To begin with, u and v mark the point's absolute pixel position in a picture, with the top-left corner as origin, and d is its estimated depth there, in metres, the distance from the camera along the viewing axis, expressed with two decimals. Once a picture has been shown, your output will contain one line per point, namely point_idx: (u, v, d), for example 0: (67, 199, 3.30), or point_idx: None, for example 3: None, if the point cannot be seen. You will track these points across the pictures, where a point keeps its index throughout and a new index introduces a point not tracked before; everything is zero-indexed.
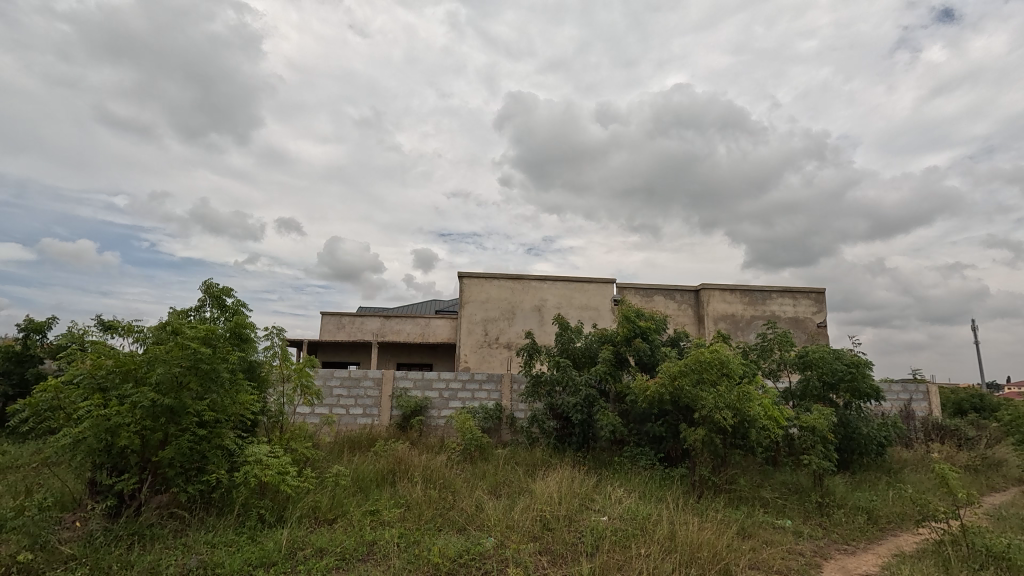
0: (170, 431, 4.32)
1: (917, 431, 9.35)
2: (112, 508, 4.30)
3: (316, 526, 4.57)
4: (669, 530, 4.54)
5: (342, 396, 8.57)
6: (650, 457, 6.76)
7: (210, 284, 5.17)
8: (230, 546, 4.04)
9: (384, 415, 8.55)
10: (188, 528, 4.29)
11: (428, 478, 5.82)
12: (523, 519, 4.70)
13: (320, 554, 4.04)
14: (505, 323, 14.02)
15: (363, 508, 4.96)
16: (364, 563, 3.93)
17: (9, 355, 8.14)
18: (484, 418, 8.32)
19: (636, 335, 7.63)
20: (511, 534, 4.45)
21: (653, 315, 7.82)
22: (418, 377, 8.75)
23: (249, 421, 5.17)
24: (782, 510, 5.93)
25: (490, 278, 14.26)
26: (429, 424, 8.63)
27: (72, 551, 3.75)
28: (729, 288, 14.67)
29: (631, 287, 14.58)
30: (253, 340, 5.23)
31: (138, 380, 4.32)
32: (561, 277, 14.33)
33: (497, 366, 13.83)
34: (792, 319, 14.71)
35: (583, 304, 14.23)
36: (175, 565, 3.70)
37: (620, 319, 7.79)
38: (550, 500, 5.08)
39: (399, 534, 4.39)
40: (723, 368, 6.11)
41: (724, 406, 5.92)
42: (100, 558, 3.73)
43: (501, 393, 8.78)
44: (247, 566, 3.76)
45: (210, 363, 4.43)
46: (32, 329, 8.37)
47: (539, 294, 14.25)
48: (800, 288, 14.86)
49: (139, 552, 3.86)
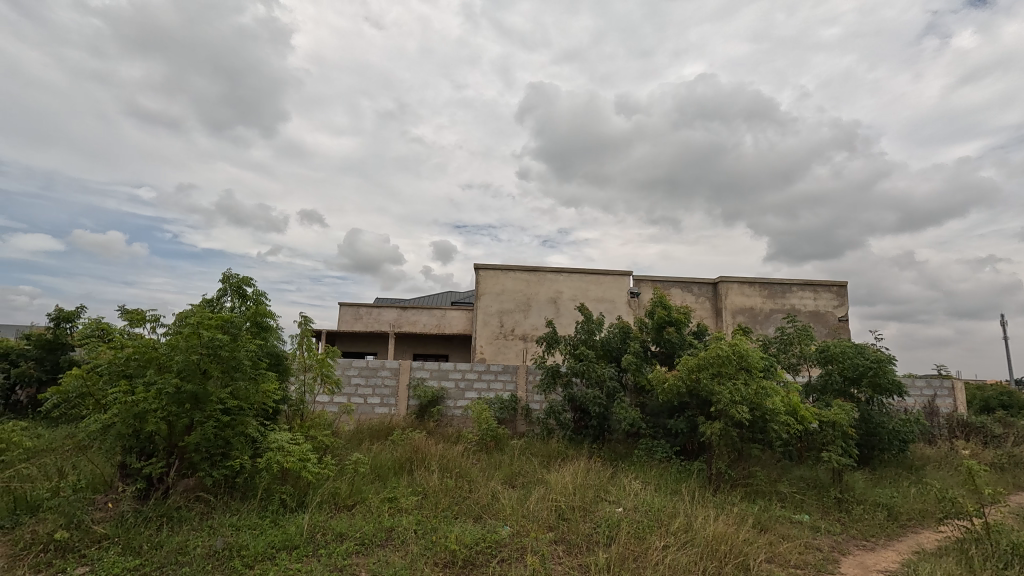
0: (195, 417, 4.42)
1: (941, 428, 9.17)
2: (142, 491, 4.44)
3: (336, 512, 4.67)
4: (686, 523, 4.54)
5: (360, 385, 8.69)
6: (666, 450, 6.74)
7: (231, 273, 5.28)
8: (254, 529, 4.15)
9: (401, 405, 8.66)
10: (213, 512, 4.42)
11: (444, 467, 5.89)
12: (538, 508, 4.75)
13: (340, 539, 4.13)
14: (521, 315, 14.05)
15: (382, 494, 5.06)
16: (383, 549, 4.01)
17: (41, 343, 8.42)
18: (500, 408, 8.39)
19: (668, 324, 7.57)
20: (527, 523, 4.50)
21: (686, 307, 7.75)
22: (435, 368, 8.84)
23: (271, 409, 5.28)
24: (800, 505, 5.88)
25: (506, 270, 14.28)
26: (447, 414, 8.72)
27: (105, 531, 3.90)
28: (747, 281, 14.50)
29: (647, 279, 14.50)
30: (273, 329, 5.33)
31: (162, 368, 4.43)
32: (576, 270, 14.29)
33: (512, 357, 13.88)
34: (813, 313, 14.47)
35: (598, 296, 14.19)
36: (201, 547, 3.82)
37: (652, 310, 7.73)
38: (565, 490, 5.12)
39: (417, 521, 4.48)
40: (742, 362, 6.05)
41: (739, 401, 5.86)
42: (131, 538, 3.87)
43: (517, 384, 8.84)
44: (271, 548, 3.87)
45: (231, 351, 4.53)
46: (63, 318, 8.64)
47: (554, 286, 14.23)
48: (821, 282, 14.60)
49: (167, 533, 3.99)
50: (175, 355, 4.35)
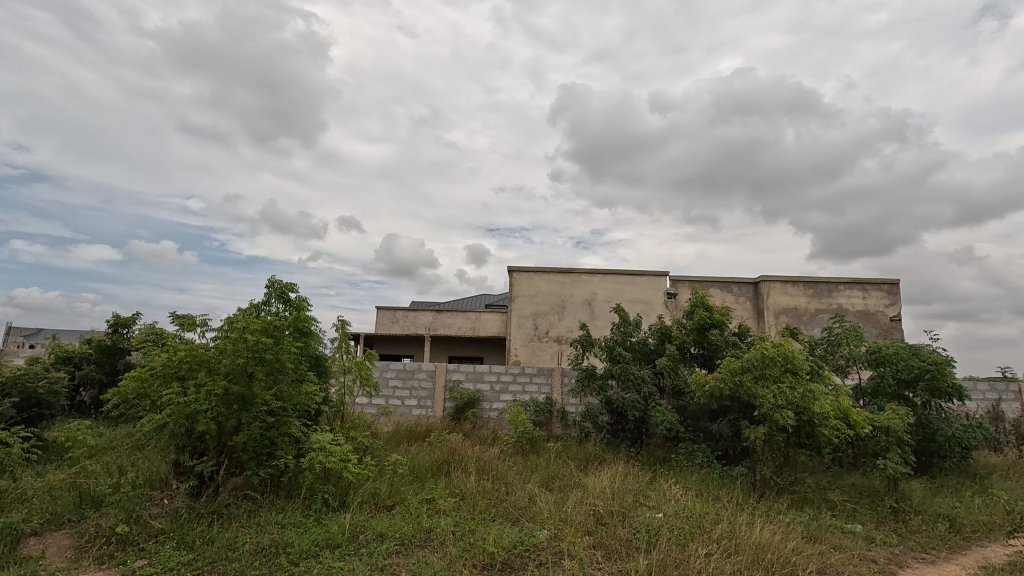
0: (242, 418, 4.59)
1: (1008, 434, 8.58)
2: (194, 488, 4.64)
3: (376, 512, 4.75)
4: (730, 531, 4.40)
5: (398, 387, 8.83)
6: (706, 455, 6.56)
7: (274, 279, 5.47)
8: (298, 527, 4.27)
9: (438, 407, 8.76)
10: (259, 509, 4.57)
11: (481, 470, 5.92)
12: (575, 512, 4.70)
13: (380, 538, 4.20)
14: (555, 317, 13.99)
15: (420, 495, 5.12)
16: (423, 550, 4.06)
17: (102, 347, 8.95)
18: (536, 411, 8.36)
19: (710, 325, 7.37)
20: (565, 527, 4.46)
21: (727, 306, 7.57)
22: (470, 370, 8.90)
23: (313, 411, 5.43)
24: (852, 514, 5.60)
25: (539, 272, 14.25)
26: (482, 416, 8.76)
27: (161, 526, 4.09)
28: (790, 280, 13.98)
29: (684, 279, 14.19)
30: (314, 332, 5.49)
31: (211, 370, 4.63)
32: (611, 271, 14.13)
33: (547, 360, 13.83)
34: (862, 312, 13.81)
35: (634, 297, 13.98)
36: (249, 543, 3.96)
37: (691, 311, 7.55)
38: (603, 494, 5.06)
39: (455, 522, 4.51)
40: (788, 364, 5.81)
41: (784, 405, 5.63)
42: (185, 533, 4.04)
43: (552, 387, 8.80)
44: (314, 546, 3.97)
45: (274, 353, 4.68)
46: (120, 324, 9.16)
47: (589, 288, 14.10)
48: (871, 280, 13.94)
49: (218, 530, 4.15)
50: (223, 358, 4.53)
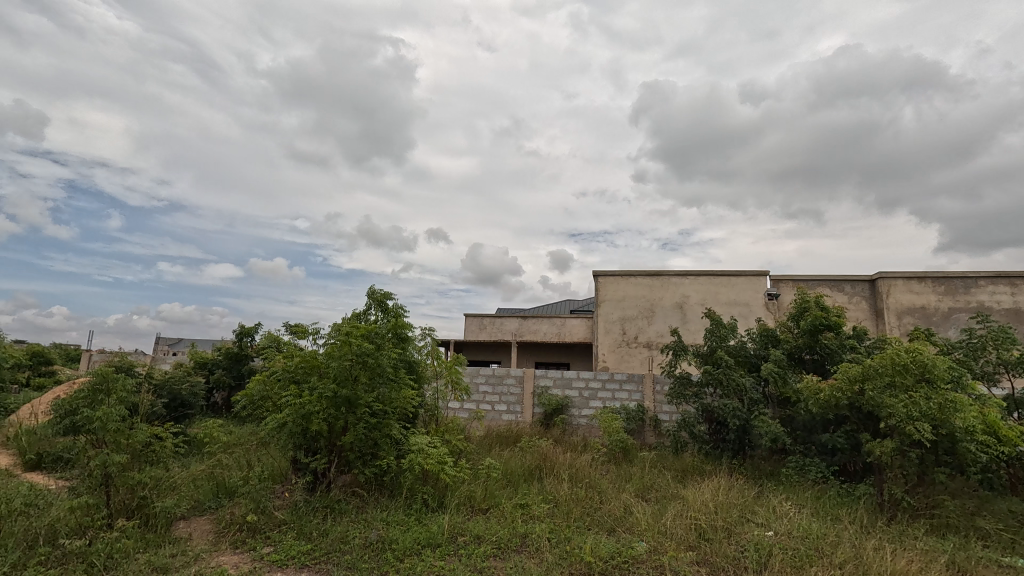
0: (349, 419, 4.92)
1: None
2: (310, 484, 5.05)
3: (472, 515, 4.87)
4: (855, 556, 3.96)
5: (488, 393, 9.00)
6: (821, 470, 5.97)
7: (374, 289, 5.83)
8: (401, 525, 4.49)
9: (527, 412, 8.81)
10: (366, 506, 4.87)
11: (574, 477, 5.85)
12: (675, 526, 4.48)
13: (477, 541, 4.29)
14: (644, 322, 13.55)
15: (514, 500, 5.17)
16: (519, 555, 4.08)
17: (229, 354, 10.06)
18: (627, 418, 8.13)
19: (823, 327, 6.73)
20: (665, 541, 4.26)
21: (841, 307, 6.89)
22: (558, 376, 8.87)
23: (411, 414, 5.70)
24: (1011, 546, 4.80)
25: (626, 276, 13.90)
26: (572, 423, 8.68)
27: (283, 517, 4.49)
28: (916, 276, 12.42)
29: (787, 279, 13.15)
30: (411, 339, 5.76)
31: (322, 374, 5.02)
32: (704, 272, 13.43)
33: (637, 366, 13.42)
34: (1011, 311, 11.92)
35: (730, 300, 13.17)
36: (359, 538, 4.22)
37: (800, 312, 6.95)
38: (705, 508, 4.78)
39: (550, 529, 4.49)
40: (923, 371, 5.12)
41: (919, 416, 4.96)
42: (303, 525, 4.40)
43: (643, 394, 8.51)
44: (417, 544, 4.14)
45: (376, 358, 4.98)
46: (244, 333, 10.23)
47: (680, 290, 13.51)
48: (1021, 273, 12.00)
49: (331, 523, 4.47)
50: (331, 363, 4.90)
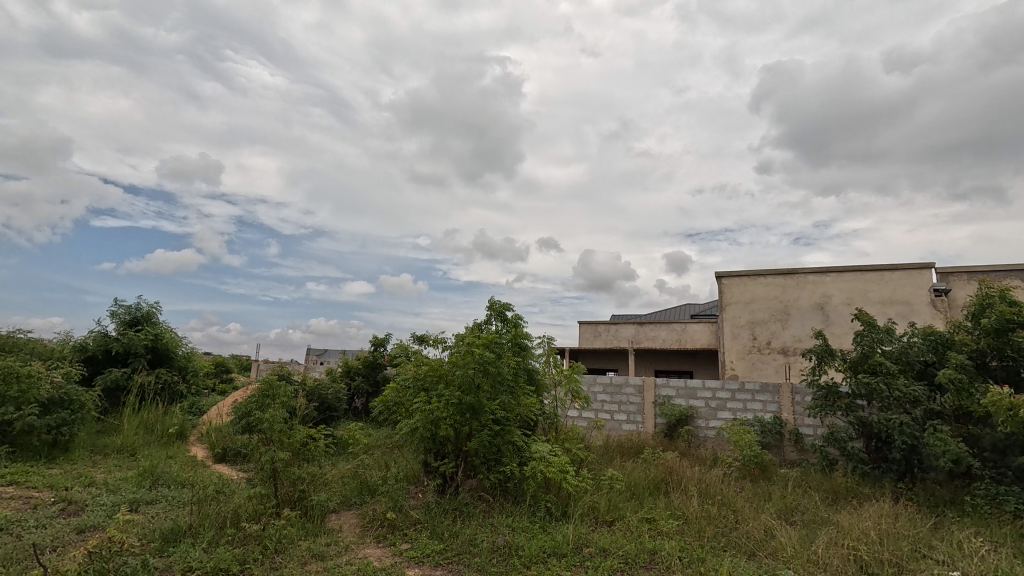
0: (473, 426, 5.13)
1: None
2: (440, 486, 5.34)
3: (596, 526, 4.78)
4: None
5: (607, 402, 8.81)
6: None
7: (493, 300, 6.06)
8: (526, 532, 4.55)
9: (649, 422, 8.46)
10: (492, 511, 5.02)
11: (704, 493, 5.47)
12: (829, 556, 3.96)
13: (603, 554, 4.20)
14: (777, 326, 12.35)
15: (640, 514, 4.98)
16: (648, 572, 3.91)
17: (367, 363, 11.08)
18: (763, 432, 7.43)
19: (1017, 328, 5.57)
20: (817, 572, 3.79)
21: None
22: (682, 385, 8.41)
23: (531, 421, 5.78)
24: None
25: (755, 276, 12.81)
26: (698, 435, 8.16)
27: (418, 516, 4.79)
28: None
29: (960, 271, 11.15)
30: (529, 347, 5.87)
31: (447, 382, 5.30)
32: (849, 268, 11.90)
33: (771, 374, 12.25)
34: None
35: (884, 298, 11.50)
36: (486, 541, 4.36)
37: (982, 310, 5.88)
38: (865, 537, 4.18)
39: (680, 548, 4.25)
40: None
41: None
42: (436, 525, 4.66)
43: (781, 405, 7.74)
44: (542, 552, 4.17)
45: (496, 367, 5.15)
46: (378, 343, 11.21)
47: (820, 290, 12.10)
48: None
49: (461, 525, 4.67)
50: (456, 371, 5.16)
